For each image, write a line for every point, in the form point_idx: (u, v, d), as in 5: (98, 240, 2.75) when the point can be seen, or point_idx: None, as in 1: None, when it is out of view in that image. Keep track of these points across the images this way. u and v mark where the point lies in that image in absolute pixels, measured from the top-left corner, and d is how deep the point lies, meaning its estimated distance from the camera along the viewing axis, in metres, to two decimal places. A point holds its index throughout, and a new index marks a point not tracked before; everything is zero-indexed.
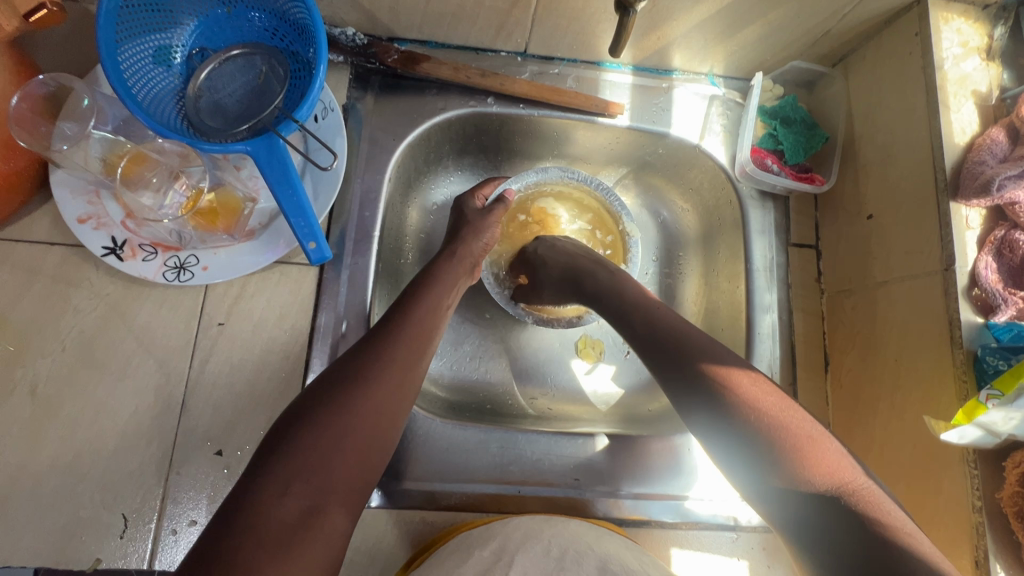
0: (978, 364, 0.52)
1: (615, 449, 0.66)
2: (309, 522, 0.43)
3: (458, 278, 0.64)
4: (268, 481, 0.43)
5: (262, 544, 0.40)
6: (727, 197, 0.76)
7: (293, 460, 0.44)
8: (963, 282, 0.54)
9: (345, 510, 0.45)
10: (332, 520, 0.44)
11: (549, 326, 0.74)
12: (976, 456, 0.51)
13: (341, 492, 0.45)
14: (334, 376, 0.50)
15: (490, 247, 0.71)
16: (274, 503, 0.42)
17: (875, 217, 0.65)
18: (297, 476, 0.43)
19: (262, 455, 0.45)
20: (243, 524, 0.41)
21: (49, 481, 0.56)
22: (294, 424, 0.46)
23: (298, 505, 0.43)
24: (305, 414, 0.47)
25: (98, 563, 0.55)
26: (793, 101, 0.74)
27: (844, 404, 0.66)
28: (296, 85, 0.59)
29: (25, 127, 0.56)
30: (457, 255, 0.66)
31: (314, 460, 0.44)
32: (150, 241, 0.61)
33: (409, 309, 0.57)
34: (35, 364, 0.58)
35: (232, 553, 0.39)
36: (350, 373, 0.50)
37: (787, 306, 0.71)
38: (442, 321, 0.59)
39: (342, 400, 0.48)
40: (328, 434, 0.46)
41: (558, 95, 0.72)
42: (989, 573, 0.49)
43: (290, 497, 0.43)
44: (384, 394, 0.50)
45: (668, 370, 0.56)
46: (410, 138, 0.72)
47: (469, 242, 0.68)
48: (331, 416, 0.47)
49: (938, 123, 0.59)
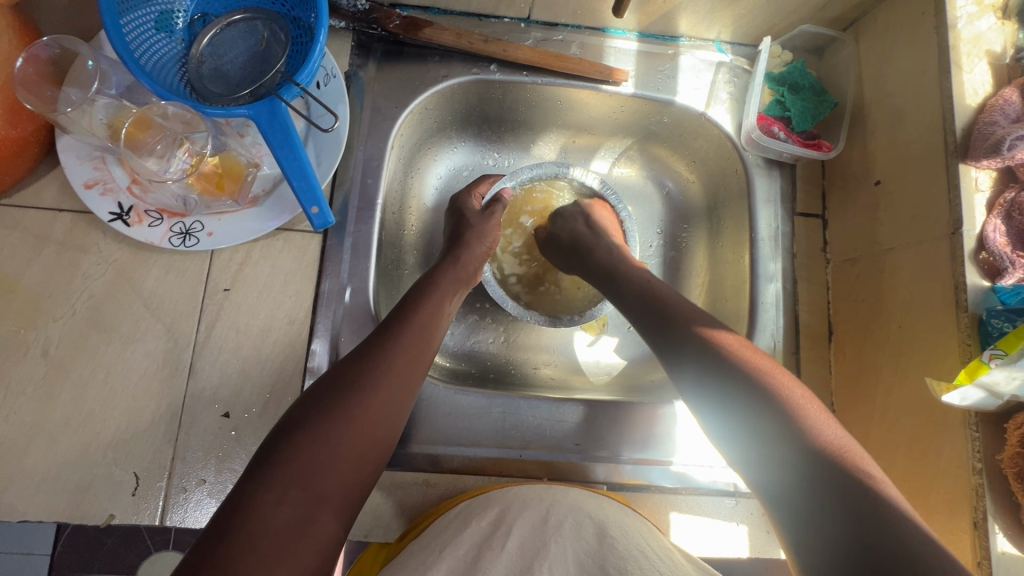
0: (983, 328, 0.52)
1: (617, 416, 0.67)
2: (302, 531, 0.43)
3: (461, 284, 0.64)
4: (265, 487, 0.43)
5: (257, 554, 0.40)
6: (733, 166, 0.75)
7: (283, 469, 0.44)
8: (970, 246, 0.54)
9: (337, 517, 0.45)
10: (326, 528, 0.44)
11: (553, 325, 0.72)
12: (977, 419, 0.50)
13: (334, 501, 0.45)
14: (335, 378, 0.51)
15: (493, 249, 0.71)
16: (270, 511, 0.42)
17: (882, 182, 0.64)
18: (292, 485, 0.44)
19: (259, 460, 0.45)
20: (234, 519, 0.42)
21: (62, 442, 0.57)
22: (294, 426, 0.47)
23: (294, 514, 0.43)
24: (303, 418, 0.47)
25: (111, 518, 0.56)
26: (802, 66, 0.73)
27: (847, 373, 0.65)
28: (296, 51, 0.58)
29: (31, 90, 0.56)
30: (461, 261, 0.66)
31: (312, 469, 0.45)
32: (155, 208, 0.62)
33: (409, 315, 0.57)
34: (47, 327, 0.59)
35: (227, 550, 0.40)
36: (347, 376, 0.50)
37: (791, 276, 0.70)
38: (443, 325, 0.60)
39: (339, 408, 0.48)
40: (324, 440, 0.46)
41: (562, 62, 0.71)
42: (987, 533, 0.49)
43: (285, 504, 0.43)
44: (381, 398, 0.50)
45: (663, 335, 0.59)
46: (413, 106, 0.72)
47: (471, 247, 0.68)
48: (328, 423, 0.47)
49: (949, 84, 0.57)
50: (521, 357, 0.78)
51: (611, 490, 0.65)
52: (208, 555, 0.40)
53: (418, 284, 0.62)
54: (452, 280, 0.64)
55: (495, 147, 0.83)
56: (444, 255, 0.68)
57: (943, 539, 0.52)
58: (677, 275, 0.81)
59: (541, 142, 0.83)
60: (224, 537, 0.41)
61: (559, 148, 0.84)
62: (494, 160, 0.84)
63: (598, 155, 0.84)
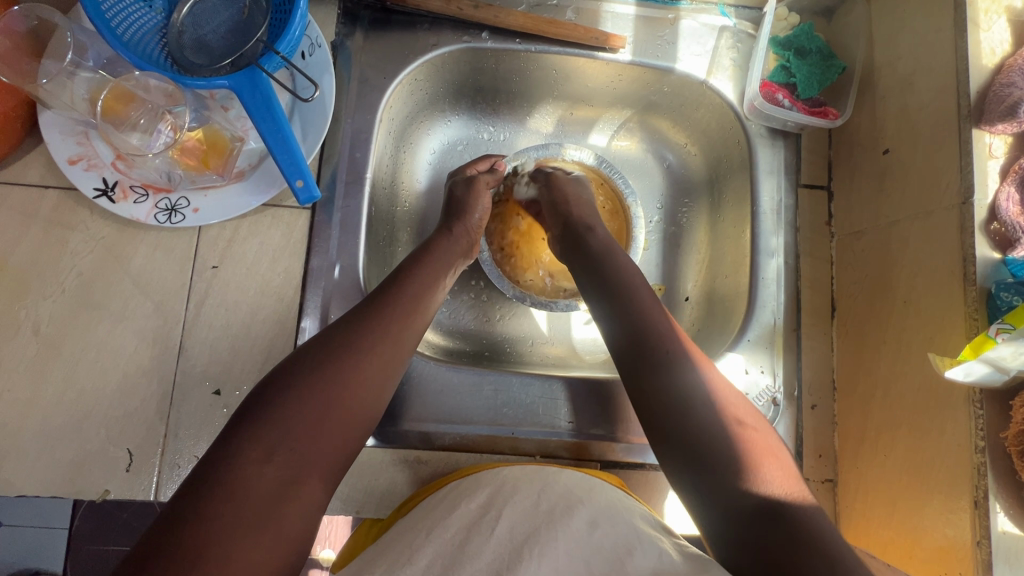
0: (991, 302, 0.49)
1: (606, 396, 0.65)
2: (287, 494, 0.43)
3: (455, 258, 0.63)
4: (246, 447, 0.43)
5: (236, 515, 0.40)
6: (735, 137, 0.72)
7: (269, 433, 0.44)
8: (981, 216, 0.51)
9: (322, 482, 0.45)
10: (311, 492, 0.44)
11: (547, 308, 0.73)
12: (982, 396, 0.49)
13: (320, 465, 0.45)
14: (325, 340, 0.50)
15: (484, 222, 0.69)
16: (256, 471, 0.42)
17: (891, 151, 0.62)
18: (279, 445, 0.44)
19: (240, 418, 0.45)
20: (207, 495, 0.40)
21: (56, 418, 0.57)
22: (282, 385, 0.46)
23: (278, 475, 0.43)
24: (289, 378, 0.47)
25: (106, 493, 0.57)
26: (809, 29, 0.69)
27: (849, 351, 0.64)
28: (278, 19, 0.56)
29: (9, 64, 0.55)
30: (455, 234, 0.64)
31: (300, 432, 0.45)
32: (140, 183, 0.60)
33: (402, 285, 0.56)
34: (37, 305, 0.59)
35: (201, 522, 0.39)
36: (335, 341, 0.50)
37: (793, 251, 0.68)
38: (435, 298, 0.58)
39: (327, 372, 0.48)
40: (311, 406, 0.46)
41: (555, 28, 0.69)
42: (988, 512, 0.47)
43: (271, 464, 0.43)
44: (373, 366, 0.50)
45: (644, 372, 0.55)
46: (402, 76, 0.69)
47: (466, 220, 0.66)
48: (316, 383, 0.47)
49: (965, 43, 0.54)
50: (516, 335, 0.77)
51: (605, 467, 0.65)
52: (173, 533, 0.39)
53: (411, 256, 0.60)
54: (445, 252, 0.62)
55: (490, 121, 0.81)
56: (439, 228, 0.66)
57: (941, 520, 0.51)
58: (677, 251, 0.79)
59: (537, 115, 0.81)
60: (202, 495, 0.41)
61: (556, 120, 0.81)
62: (489, 134, 0.81)
63: (596, 128, 0.81)
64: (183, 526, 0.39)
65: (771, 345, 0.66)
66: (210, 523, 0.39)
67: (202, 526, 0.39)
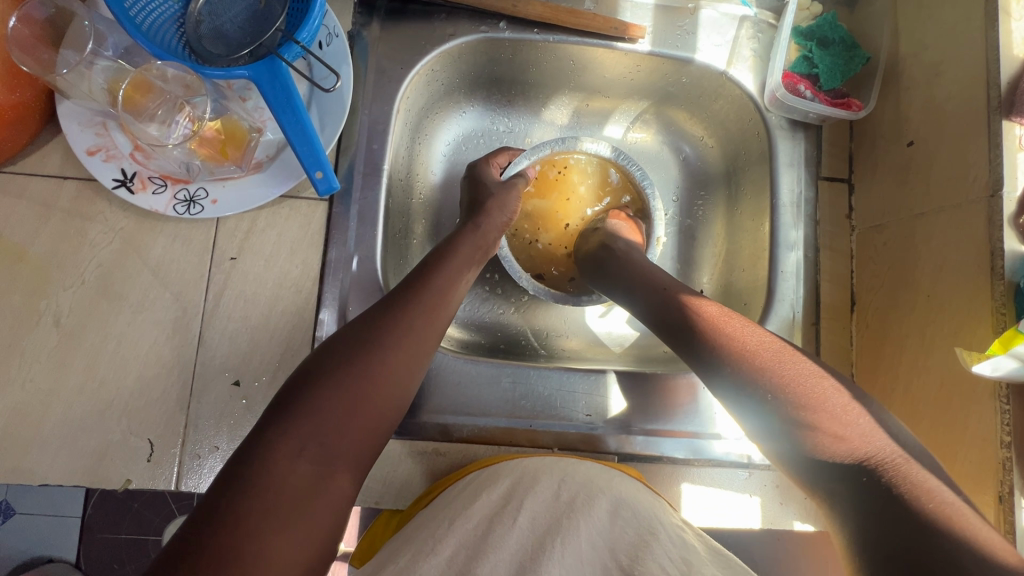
0: (1019, 296, 0.49)
1: (651, 389, 0.65)
2: (319, 487, 0.43)
3: (481, 250, 0.62)
4: (280, 443, 0.43)
5: (270, 509, 0.40)
6: (754, 129, 0.71)
7: (303, 429, 0.44)
8: (1009, 209, 0.50)
9: (352, 475, 0.46)
10: (340, 486, 0.44)
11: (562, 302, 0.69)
12: (1008, 390, 0.48)
13: (351, 457, 0.46)
14: (351, 333, 0.50)
15: (513, 220, 0.69)
16: (287, 465, 0.42)
17: (916, 143, 0.61)
18: (310, 440, 0.44)
19: (272, 413, 0.45)
20: (239, 486, 0.41)
21: (78, 408, 0.58)
22: (310, 380, 0.47)
23: (310, 470, 0.43)
24: (317, 372, 0.47)
25: (129, 482, 0.57)
26: (832, 19, 0.68)
27: (869, 345, 0.63)
28: (296, 9, 0.55)
29: (27, 52, 0.54)
30: (481, 228, 0.64)
31: (329, 427, 0.45)
32: (159, 174, 0.60)
33: (428, 280, 0.56)
34: (58, 296, 0.59)
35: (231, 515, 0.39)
36: (361, 335, 0.50)
37: (814, 244, 0.67)
38: (461, 291, 0.58)
39: (353, 368, 0.47)
40: (341, 403, 0.46)
41: (574, 17, 0.68)
42: (1013, 507, 0.47)
43: (303, 458, 0.43)
44: (399, 360, 0.50)
45: (706, 358, 0.53)
46: (418, 67, 0.69)
47: (492, 214, 0.65)
48: (344, 378, 0.47)
49: (995, 33, 0.53)
50: (530, 328, 0.77)
51: (622, 460, 0.64)
52: (205, 524, 0.39)
53: (437, 249, 0.60)
54: (471, 247, 0.61)
55: (505, 112, 0.80)
56: (463, 223, 0.65)
57: None
58: (693, 245, 0.79)
59: (552, 106, 0.80)
60: (229, 488, 0.41)
61: (571, 112, 0.80)
62: (504, 125, 0.81)
63: (612, 120, 0.81)
64: (218, 520, 0.39)
65: (790, 339, 0.65)
66: (243, 518, 0.39)
67: (233, 522, 0.39)
